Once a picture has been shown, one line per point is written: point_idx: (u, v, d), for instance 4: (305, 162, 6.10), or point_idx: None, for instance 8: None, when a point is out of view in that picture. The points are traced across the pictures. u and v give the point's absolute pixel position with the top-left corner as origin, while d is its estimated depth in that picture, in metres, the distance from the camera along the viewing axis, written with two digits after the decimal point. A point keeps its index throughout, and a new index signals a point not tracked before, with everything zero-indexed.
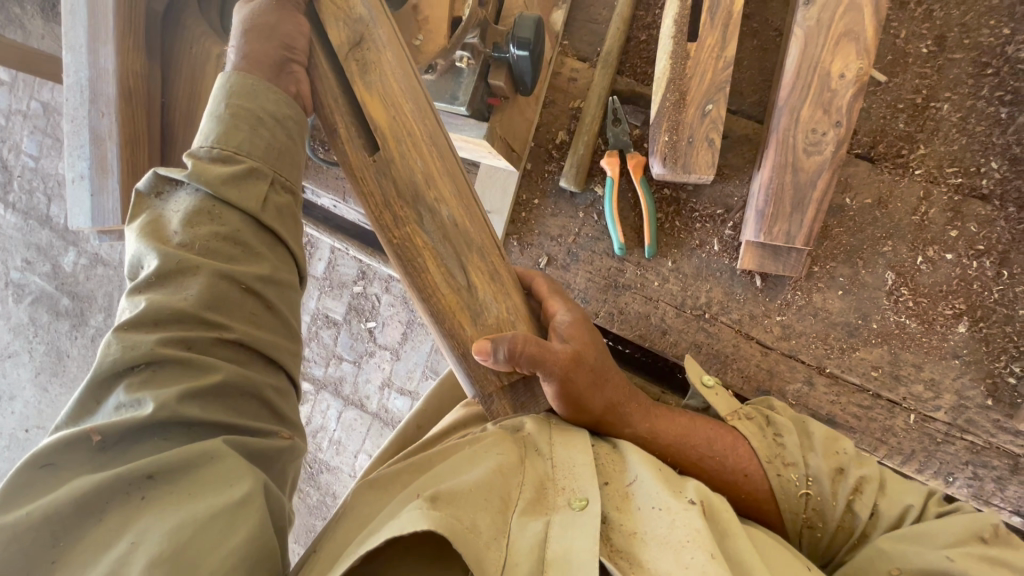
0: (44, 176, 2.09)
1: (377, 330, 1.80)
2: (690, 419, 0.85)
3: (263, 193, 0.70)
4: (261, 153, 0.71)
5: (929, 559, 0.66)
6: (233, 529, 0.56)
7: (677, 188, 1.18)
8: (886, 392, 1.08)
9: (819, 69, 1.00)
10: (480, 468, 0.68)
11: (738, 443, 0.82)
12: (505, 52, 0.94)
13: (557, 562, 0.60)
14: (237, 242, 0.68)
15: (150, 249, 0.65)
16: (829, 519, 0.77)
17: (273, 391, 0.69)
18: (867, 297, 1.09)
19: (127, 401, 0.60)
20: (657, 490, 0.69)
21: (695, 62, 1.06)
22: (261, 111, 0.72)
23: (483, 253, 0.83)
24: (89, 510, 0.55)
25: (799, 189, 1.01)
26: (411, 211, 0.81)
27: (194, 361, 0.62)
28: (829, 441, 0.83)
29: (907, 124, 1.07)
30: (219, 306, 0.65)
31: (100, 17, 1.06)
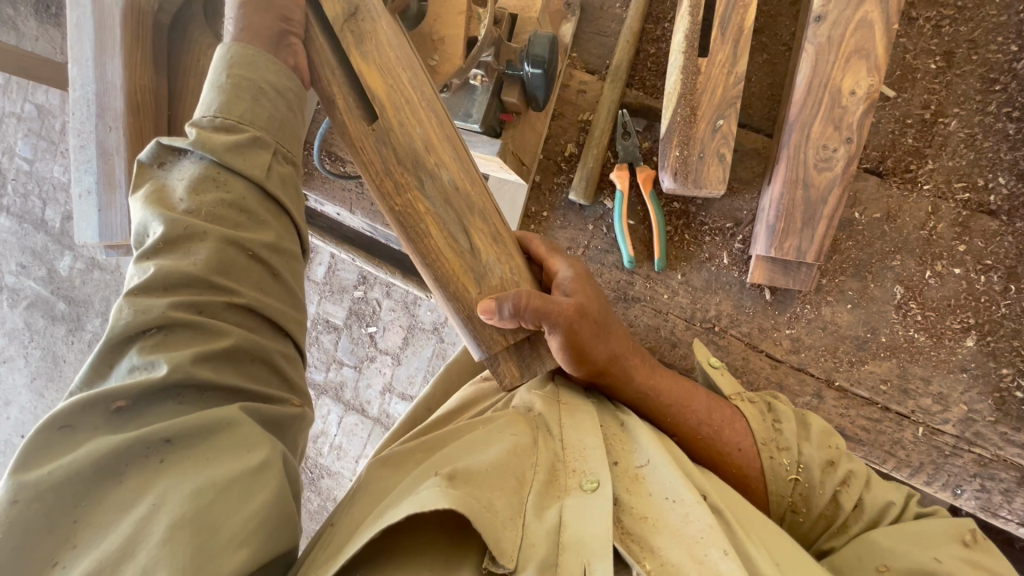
0: (39, 179, 2.07)
1: (378, 335, 1.79)
2: (690, 386, 0.89)
3: (268, 162, 0.68)
4: (263, 122, 0.69)
5: (917, 559, 0.67)
6: (252, 494, 0.56)
7: (686, 202, 1.19)
8: (895, 405, 1.09)
9: (830, 86, 1.00)
10: (497, 449, 0.69)
11: (738, 424, 0.85)
12: (519, 70, 0.94)
13: (573, 545, 0.62)
14: (246, 210, 0.66)
15: (156, 215, 0.62)
16: (814, 507, 0.80)
17: (284, 358, 0.68)
18: (875, 311, 1.10)
19: (140, 364, 0.58)
20: (669, 475, 0.70)
21: (706, 78, 1.07)
22: (262, 82, 0.70)
23: (484, 216, 0.83)
24: (106, 472, 0.54)
25: (809, 204, 1.02)
26: (412, 176, 0.80)
27: (207, 326, 0.60)
28: (824, 436, 0.85)
29: (915, 139, 1.08)
30: (229, 272, 0.63)
31: (108, 31, 1.06)
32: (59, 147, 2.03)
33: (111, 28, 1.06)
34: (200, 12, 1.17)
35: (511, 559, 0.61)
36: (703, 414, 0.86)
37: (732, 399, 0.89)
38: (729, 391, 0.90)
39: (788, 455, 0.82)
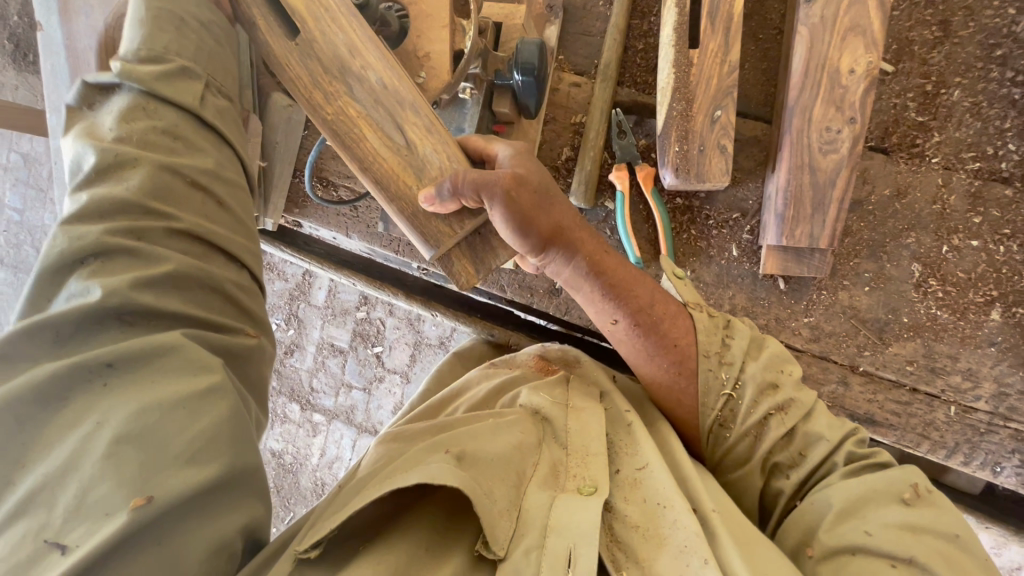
0: (31, 228, 2.04)
1: (384, 354, 1.77)
2: (637, 271, 0.91)
3: (197, 91, 0.77)
4: (189, 53, 0.78)
5: (847, 535, 0.71)
6: (199, 416, 0.60)
7: (689, 196, 1.16)
8: (924, 385, 1.06)
9: (827, 66, 0.97)
10: (501, 441, 0.76)
11: (683, 321, 0.89)
12: (509, 79, 0.92)
13: (558, 529, 0.68)
14: (178, 137, 0.74)
15: (88, 146, 0.69)
16: (740, 425, 0.85)
17: (234, 285, 0.73)
18: (894, 292, 1.07)
19: (77, 287, 0.63)
20: (665, 485, 0.76)
21: (699, 69, 1.04)
22: (183, 14, 0.79)
23: (416, 109, 0.81)
24: (56, 394, 0.58)
25: (817, 190, 0.99)
26: (340, 84, 0.80)
27: (143, 251, 0.65)
28: (775, 360, 0.88)
29: (918, 112, 1.05)
30: (163, 196, 0.69)
31: (84, 75, 1.05)
32: (48, 195, 2.00)
33: (87, 73, 1.05)
34: None
35: (502, 547, 0.67)
36: (650, 295, 0.89)
37: (687, 304, 0.91)
38: (688, 298, 0.93)
39: (727, 371, 0.87)
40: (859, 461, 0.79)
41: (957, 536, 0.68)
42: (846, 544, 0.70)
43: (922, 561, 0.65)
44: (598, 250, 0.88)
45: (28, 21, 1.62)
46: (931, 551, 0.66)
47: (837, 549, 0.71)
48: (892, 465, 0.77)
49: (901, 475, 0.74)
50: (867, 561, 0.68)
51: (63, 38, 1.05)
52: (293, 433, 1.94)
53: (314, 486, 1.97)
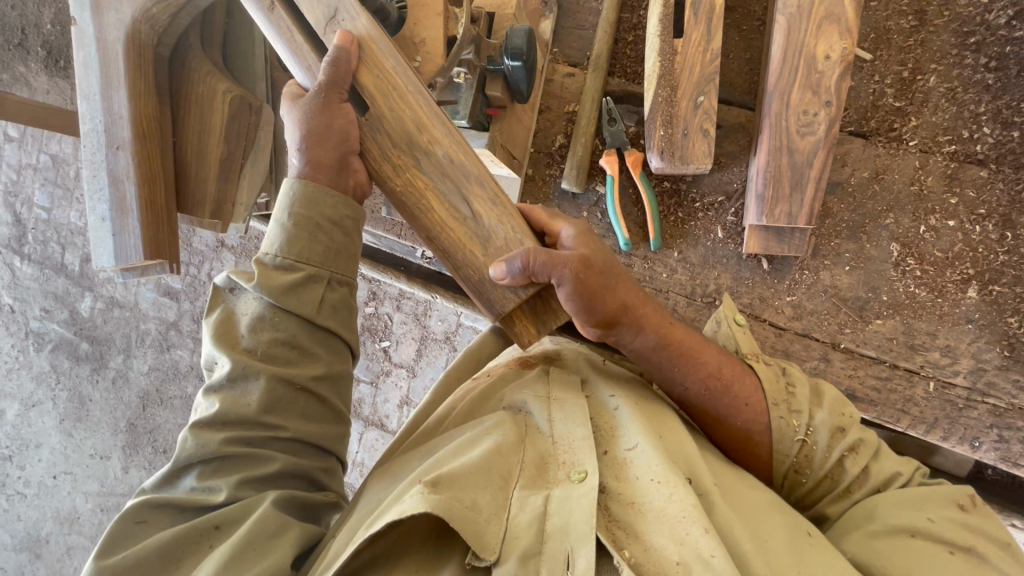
0: (57, 226, 2.16)
1: (391, 348, 1.83)
2: (703, 339, 0.90)
3: (319, 295, 0.80)
4: (318, 257, 0.81)
5: (910, 519, 0.73)
6: (267, 555, 0.73)
7: (676, 180, 1.21)
8: (903, 361, 1.09)
9: (804, 53, 1.02)
10: (481, 451, 0.80)
11: (746, 379, 0.88)
12: (500, 64, 0.98)
13: (556, 533, 0.72)
14: (296, 347, 0.80)
15: (222, 352, 0.79)
16: (817, 469, 0.83)
17: (323, 472, 0.84)
18: (874, 270, 1.10)
19: (200, 485, 0.78)
20: (653, 461, 0.78)
21: (683, 57, 1.09)
22: (319, 217, 0.81)
23: (481, 182, 0.85)
24: (172, 552, 0.74)
25: (796, 170, 1.04)
26: (409, 159, 0.85)
27: (255, 453, 0.78)
28: (836, 404, 0.88)
29: (895, 97, 1.09)
30: (275, 409, 0.78)
31: (112, 66, 1.14)
32: (74, 194, 2.11)
33: (115, 65, 1.14)
34: (197, 42, 1.26)
35: (494, 552, 0.71)
36: (716, 361, 0.88)
37: (748, 359, 0.92)
38: (748, 351, 0.93)
39: (799, 417, 0.85)
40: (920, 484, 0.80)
41: (1008, 543, 0.71)
42: (907, 526, 0.72)
43: (979, 553, 0.69)
44: (662, 320, 0.89)
45: (61, 30, 1.74)
46: (985, 548, 0.69)
47: (901, 529, 0.72)
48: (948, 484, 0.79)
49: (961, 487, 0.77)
50: (930, 545, 0.70)
51: (95, 31, 1.14)
52: None
53: None
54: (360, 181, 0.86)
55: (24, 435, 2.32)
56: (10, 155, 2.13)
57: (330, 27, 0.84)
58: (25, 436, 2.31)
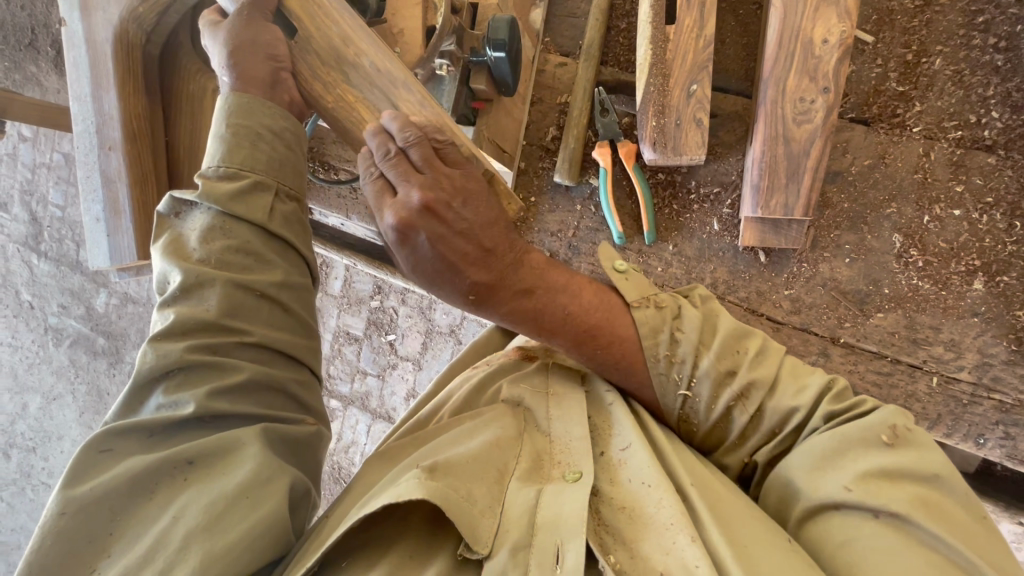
0: (72, 224, 2.19)
1: (397, 341, 1.83)
2: (568, 280, 0.92)
3: (269, 203, 0.79)
4: (263, 166, 0.79)
5: (831, 490, 0.70)
6: (259, 505, 0.67)
7: (670, 171, 1.18)
8: (905, 356, 1.05)
9: (801, 37, 0.98)
10: (481, 440, 0.81)
11: (620, 325, 0.88)
12: (483, 56, 0.95)
13: (546, 527, 0.70)
14: (251, 252, 0.77)
15: (174, 265, 0.74)
16: (703, 421, 0.84)
17: (295, 383, 0.79)
18: (875, 262, 1.07)
19: (166, 401, 0.72)
20: (646, 464, 0.77)
21: (675, 45, 1.06)
22: (259, 126, 0.80)
23: (408, 87, 0.86)
24: (141, 486, 0.68)
25: (792, 159, 1.00)
26: (338, 73, 0.86)
27: (221, 363, 0.73)
28: (727, 345, 0.85)
29: (899, 82, 1.05)
30: (237, 313, 0.75)
31: (101, 66, 1.14)
32: None
33: (105, 65, 1.14)
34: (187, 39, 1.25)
35: (486, 546, 0.70)
36: (592, 302, 0.89)
37: (632, 304, 0.89)
38: (633, 297, 0.90)
39: (680, 371, 0.84)
40: (842, 414, 0.76)
41: (937, 476, 0.68)
42: (829, 500, 0.69)
43: (904, 514, 0.64)
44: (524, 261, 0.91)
45: None
46: (912, 500, 0.66)
47: (822, 504, 0.70)
48: (874, 411, 0.75)
49: (882, 419, 0.73)
50: (851, 516, 0.68)
51: (84, 32, 1.14)
52: None
53: (329, 467, 2.03)
54: (296, 99, 0.87)
55: (47, 428, 2.38)
56: (25, 154, 2.16)
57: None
58: (48, 428, 2.38)
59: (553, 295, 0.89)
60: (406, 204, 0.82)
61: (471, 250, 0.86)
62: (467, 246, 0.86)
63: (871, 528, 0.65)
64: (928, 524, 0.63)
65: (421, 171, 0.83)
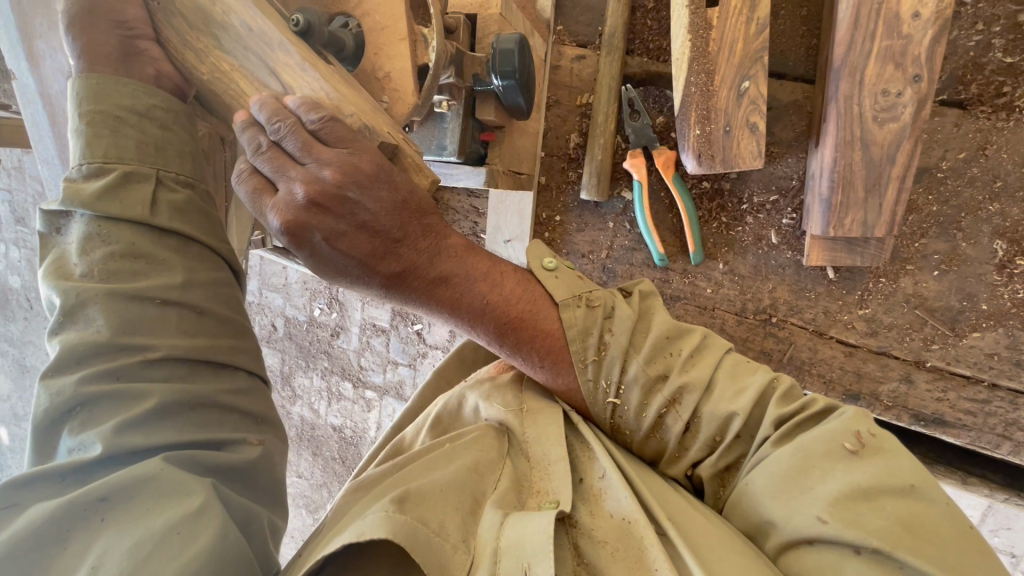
0: None
1: (425, 330, 1.75)
2: (490, 265, 0.73)
3: (148, 194, 0.66)
4: (134, 154, 0.65)
5: (801, 524, 0.56)
6: (192, 539, 0.56)
7: (717, 178, 1.02)
8: (1006, 381, 0.91)
9: (883, 11, 0.78)
10: (457, 465, 0.71)
11: (544, 316, 0.72)
12: (488, 84, 0.79)
13: (511, 549, 0.61)
14: (140, 255, 0.66)
15: (51, 286, 0.63)
16: (636, 429, 0.71)
17: (228, 393, 0.68)
18: (970, 275, 0.90)
19: (74, 444, 0.61)
20: (624, 494, 0.65)
21: (720, 32, 0.87)
22: (118, 109, 0.65)
23: (287, 47, 0.64)
24: (50, 539, 0.56)
25: (872, 168, 0.83)
26: (209, 39, 0.66)
27: (126, 392, 0.62)
28: (661, 344, 0.70)
29: (1007, 51, 0.84)
30: (137, 328, 0.64)
31: (62, 123, 1.00)
32: None
33: (64, 124, 1.00)
34: None
35: None
36: (515, 292, 0.73)
37: (562, 301, 0.73)
38: (561, 293, 0.73)
39: (608, 376, 0.70)
40: (791, 418, 0.63)
41: (911, 486, 0.55)
42: (804, 535, 0.55)
43: (886, 549, 0.51)
44: (446, 250, 0.71)
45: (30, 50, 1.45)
46: (895, 527, 0.52)
47: (793, 540, 0.56)
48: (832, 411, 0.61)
49: (842, 422, 0.59)
50: (828, 553, 0.54)
51: (36, 84, 1.00)
52: (349, 410, 1.97)
53: None
54: (166, 72, 0.68)
55: None
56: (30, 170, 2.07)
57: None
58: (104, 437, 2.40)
59: (471, 285, 0.71)
60: (288, 203, 0.62)
61: (376, 245, 0.67)
62: (372, 242, 0.66)
63: (853, 568, 0.52)
64: (915, 560, 0.50)
65: (299, 161, 0.62)
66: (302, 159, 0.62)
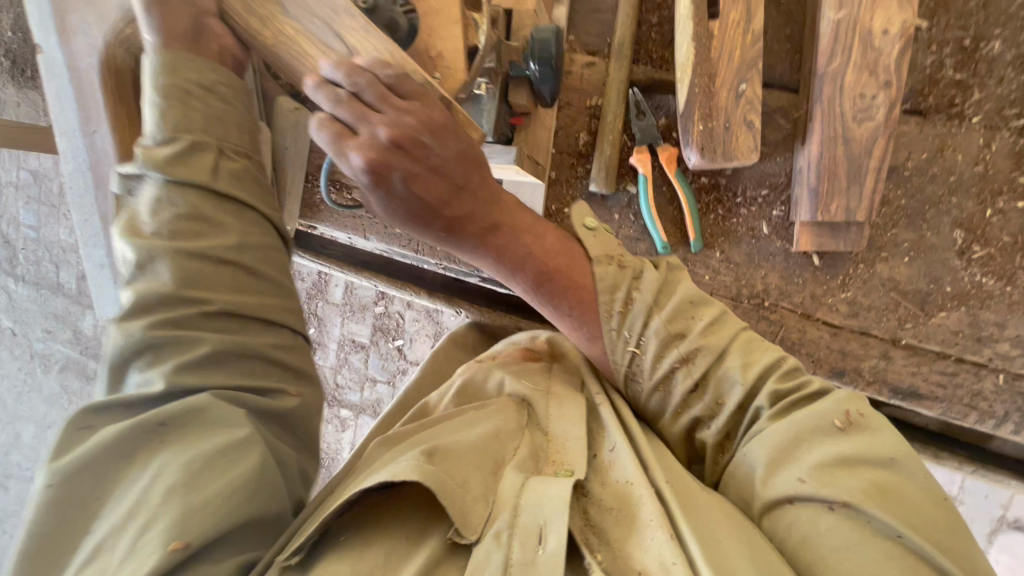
0: (48, 245, 1.86)
1: (406, 346, 1.62)
2: (536, 219, 0.80)
3: (213, 161, 0.70)
4: (203, 124, 0.70)
5: (785, 483, 0.63)
6: (237, 462, 0.62)
7: (714, 174, 1.12)
8: (970, 355, 1.03)
9: (859, 28, 0.92)
10: (480, 431, 0.72)
11: (579, 269, 0.79)
12: (524, 69, 0.88)
13: (528, 505, 0.63)
14: (203, 219, 0.69)
15: (126, 242, 0.68)
16: (647, 386, 0.75)
17: (273, 347, 0.72)
18: (935, 260, 1.03)
19: (140, 381, 0.65)
20: (634, 461, 0.69)
21: (721, 41, 1.00)
22: (187, 82, 0.70)
23: (351, 12, 0.70)
24: (118, 456, 0.62)
25: (853, 160, 0.95)
26: (273, 7, 0.71)
27: (186, 337, 0.66)
28: (682, 306, 0.75)
29: (956, 69, 1.00)
30: (197, 283, 0.67)
31: (89, 96, 1.02)
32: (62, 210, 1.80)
33: (92, 96, 1.02)
34: None
35: (475, 531, 0.63)
36: (555, 246, 0.79)
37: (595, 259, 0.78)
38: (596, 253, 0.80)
39: (630, 329, 0.75)
40: (791, 392, 0.68)
41: (891, 459, 0.62)
42: (783, 493, 0.63)
43: (855, 503, 0.59)
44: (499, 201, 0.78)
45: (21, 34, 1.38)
46: (865, 487, 0.59)
47: (776, 498, 0.64)
48: (826, 392, 0.68)
49: (835, 402, 0.66)
50: (806, 509, 0.61)
51: (65, 58, 1.01)
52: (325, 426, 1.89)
53: None
54: (229, 47, 0.73)
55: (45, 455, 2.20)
56: None
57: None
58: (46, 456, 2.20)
59: (518, 238, 0.78)
60: (370, 144, 0.69)
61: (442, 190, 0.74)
62: (440, 185, 0.74)
63: (827, 520, 0.59)
64: (882, 515, 0.57)
65: (376, 109, 0.69)
66: (382, 107, 0.68)
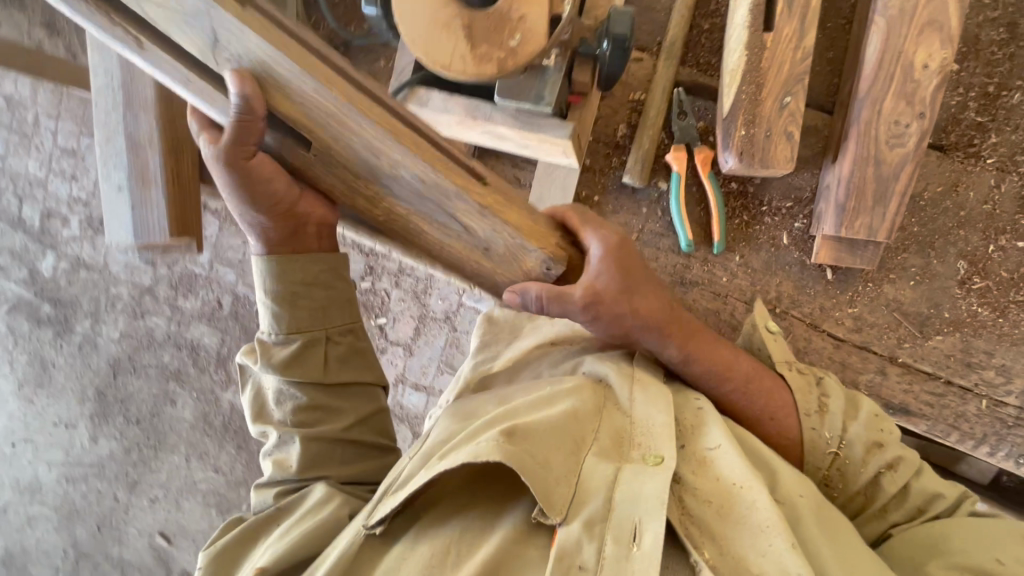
0: (14, 176, 1.76)
1: (387, 327, 1.45)
2: (702, 332, 0.87)
3: (323, 352, 0.86)
4: (321, 292, 0.86)
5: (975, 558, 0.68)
6: (325, 505, 0.83)
7: (743, 181, 1.17)
8: (958, 378, 1.10)
9: (902, 59, 0.98)
10: (560, 411, 0.74)
11: (779, 396, 0.86)
12: (595, 47, 0.90)
13: (624, 502, 0.66)
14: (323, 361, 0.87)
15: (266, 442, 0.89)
16: (854, 457, 0.81)
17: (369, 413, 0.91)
18: (938, 287, 1.10)
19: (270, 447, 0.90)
20: (738, 464, 0.71)
21: (772, 53, 1.04)
22: (299, 281, 0.84)
23: (463, 196, 0.74)
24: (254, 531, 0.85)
25: (881, 182, 1.01)
26: (370, 187, 0.75)
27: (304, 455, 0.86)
28: (875, 419, 0.83)
29: (978, 112, 1.07)
30: (320, 415, 0.87)
31: None
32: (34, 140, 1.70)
33: None
34: None
35: (560, 512, 0.67)
36: (741, 367, 0.86)
37: (779, 367, 0.89)
38: (781, 358, 0.90)
39: (830, 430, 0.83)
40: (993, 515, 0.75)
41: None
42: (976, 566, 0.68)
43: None
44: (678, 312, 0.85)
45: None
46: None
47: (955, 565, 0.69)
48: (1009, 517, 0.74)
49: None
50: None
51: None
52: None
53: None
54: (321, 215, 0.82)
55: None
56: None
57: (217, 55, 0.70)
58: None
59: (716, 353, 0.86)
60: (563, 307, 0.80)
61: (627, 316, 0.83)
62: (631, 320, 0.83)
63: None
64: None
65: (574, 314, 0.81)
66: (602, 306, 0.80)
